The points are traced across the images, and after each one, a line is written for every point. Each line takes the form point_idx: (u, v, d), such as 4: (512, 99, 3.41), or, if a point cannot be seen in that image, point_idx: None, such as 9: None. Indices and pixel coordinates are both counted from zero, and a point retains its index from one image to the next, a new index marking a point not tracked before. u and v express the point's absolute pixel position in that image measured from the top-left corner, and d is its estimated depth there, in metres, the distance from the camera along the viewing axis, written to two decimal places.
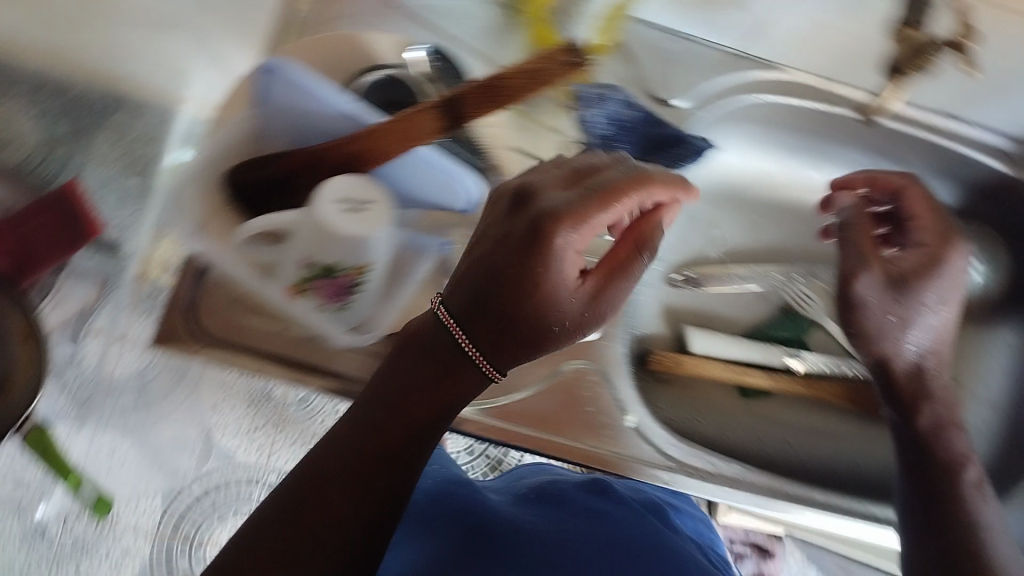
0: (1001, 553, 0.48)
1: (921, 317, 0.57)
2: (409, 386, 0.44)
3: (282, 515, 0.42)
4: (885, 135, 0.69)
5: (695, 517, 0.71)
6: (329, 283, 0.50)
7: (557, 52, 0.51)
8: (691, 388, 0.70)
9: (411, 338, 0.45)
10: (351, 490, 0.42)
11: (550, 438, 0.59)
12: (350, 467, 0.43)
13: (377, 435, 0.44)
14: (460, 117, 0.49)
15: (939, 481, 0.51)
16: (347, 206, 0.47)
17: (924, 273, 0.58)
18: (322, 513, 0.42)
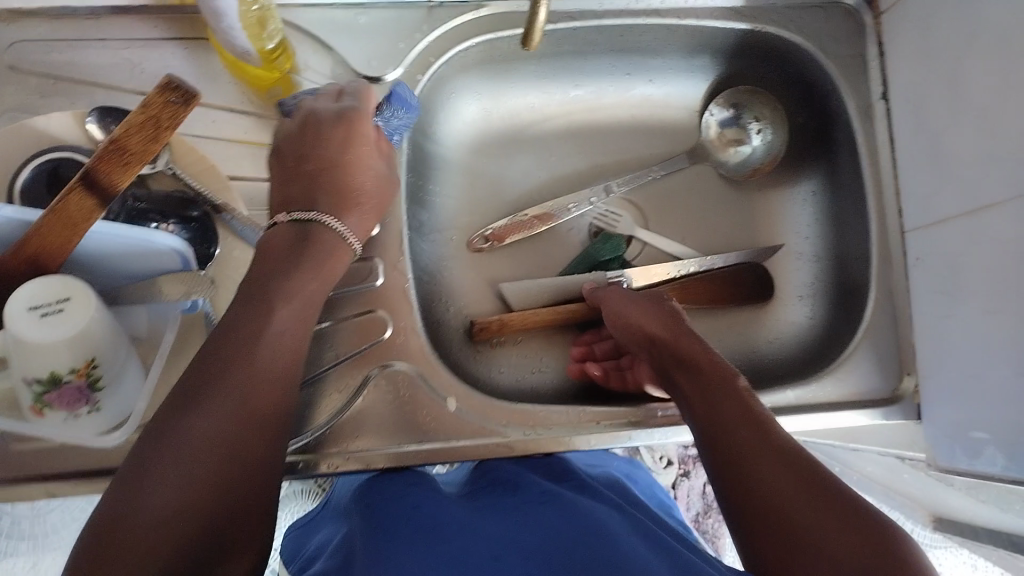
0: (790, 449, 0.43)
1: (649, 320, 0.56)
2: (272, 280, 0.47)
3: (201, 417, 0.40)
4: (621, 34, 0.67)
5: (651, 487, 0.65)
6: (71, 394, 0.45)
7: (156, 92, 0.43)
8: (531, 340, 0.69)
9: (269, 248, 0.49)
10: (257, 404, 0.42)
11: (397, 450, 0.56)
12: (253, 376, 0.43)
13: (272, 336, 0.44)
14: (103, 164, 0.42)
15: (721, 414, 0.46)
16: (42, 311, 0.43)
17: (635, 308, 0.57)
18: (237, 429, 0.41)
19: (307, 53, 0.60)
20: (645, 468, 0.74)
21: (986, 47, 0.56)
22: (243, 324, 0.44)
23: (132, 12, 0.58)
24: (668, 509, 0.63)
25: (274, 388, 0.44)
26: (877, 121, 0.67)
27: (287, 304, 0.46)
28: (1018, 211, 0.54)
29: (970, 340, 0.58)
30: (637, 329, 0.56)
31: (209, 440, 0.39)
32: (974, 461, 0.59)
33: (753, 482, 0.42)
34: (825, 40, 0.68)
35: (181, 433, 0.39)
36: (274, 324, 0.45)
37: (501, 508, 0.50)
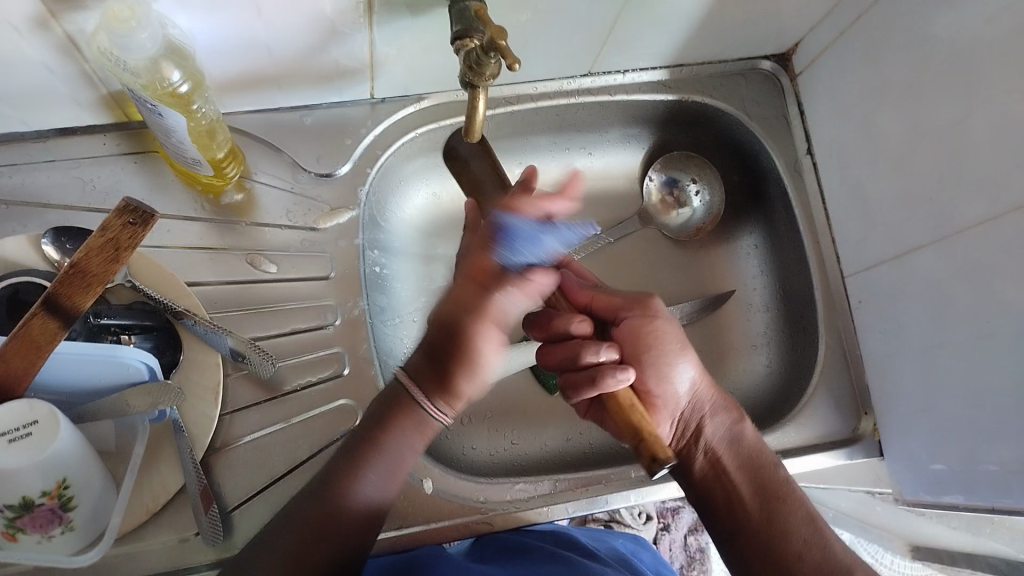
0: (837, 558, 0.48)
1: (674, 366, 0.54)
2: (382, 429, 0.48)
3: (268, 552, 0.44)
4: (558, 114, 0.70)
5: (646, 553, 0.65)
6: (46, 517, 0.45)
7: (116, 215, 0.44)
8: (500, 413, 0.70)
9: (386, 400, 0.50)
10: (326, 534, 0.45)
11: (379, 538, 0.56)
12: (330, 503, 0.46)
13: (384, 453, 0.48)
14: (63, 289, 0.44)
15: (772, 521, 0.50)
16: (9, 437, 0.43)
17: (658, 339, 0.54)
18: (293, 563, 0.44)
19: (257, 158, 0.62)
20: (650, 545, 0.70)
21: (894, 102, 0.61)
22: (365, 443, 0.48)
23: (79, 132, 0.59)
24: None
25: (349, 520, 0.46)
26: (805, 174, 0.72)
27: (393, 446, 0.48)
28: (945, 251, 0.58)
29: (917, 375, 0.61)
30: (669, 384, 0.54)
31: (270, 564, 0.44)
32: (937, 494, 0.61)
33: None
34: (748, 104, 0.73)
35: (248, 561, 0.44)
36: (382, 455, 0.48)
37: (523, 571, 0.51)
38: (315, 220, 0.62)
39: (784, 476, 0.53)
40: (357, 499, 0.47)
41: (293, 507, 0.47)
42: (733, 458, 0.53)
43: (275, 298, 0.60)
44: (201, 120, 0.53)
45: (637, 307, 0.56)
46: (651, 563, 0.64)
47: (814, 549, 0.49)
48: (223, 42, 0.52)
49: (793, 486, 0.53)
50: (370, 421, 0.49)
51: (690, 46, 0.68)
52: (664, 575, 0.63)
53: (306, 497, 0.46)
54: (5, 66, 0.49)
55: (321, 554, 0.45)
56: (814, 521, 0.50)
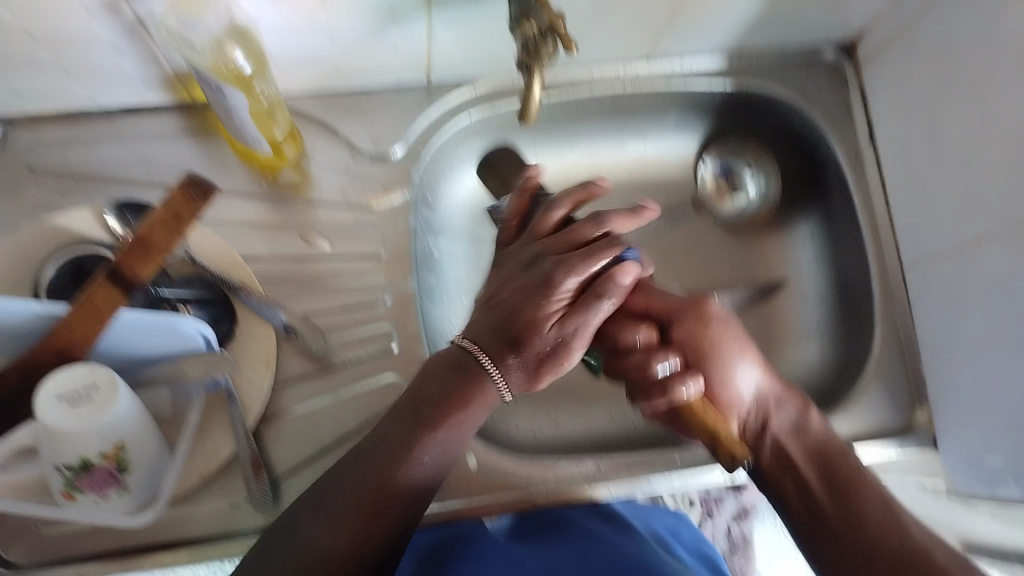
0: (917, 533, 0.48)
1: (733, 364, 0.53)
2: (435, 396, 0.48)
3: (327, 517, 0.44)
4: (613, 100, 0.70)
5: (690, 532, 0.65)
6: (103, 478, 0.47)
7: (178, 189, 0.47)
8: (545, 395, 0.70)
9: (432, 372, 0.49)
10: (384, 503, 0.45)
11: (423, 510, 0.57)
12: (391, 484, 0.45)
13: (427, 447, 0.47)
14: (129, 260, 0.46)
15: (848, 511, 0.49)
16: (70, 401, 0.45)
17: (715, 338, 0.53)
18: (352, 530, 0.44)
19: (312, 138, 0.63)
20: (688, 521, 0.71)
21: (961, 92, 0.59)
22: (403, 428, 0.47)
23: (143, 110, 0.61)
24: (716, 562, 0.62)
25: (405, 493, 0.46)
26: (866, 164, 0.70)
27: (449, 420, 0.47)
28: (1008, 245, 0.56)
29: (975, 371, 0.60)
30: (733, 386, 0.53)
31: (330, 530, 0.44)
32: (991, 489, 0.60)
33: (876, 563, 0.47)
34: (808, 92, 0.71)
35: (309, 524, 0.44)
36: (428, 438, 0.47)
37: (556, 552, 0.53)
38: (369, 200, 0.63)
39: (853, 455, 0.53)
40: (411, 474, 0.46)
41: (349, 471, 0.46)
42: (800, 447, 0.53)
43: (327, 275, 0.61)
44: (262, 101, 0.53)
45: (686, 305, 0.54)
46: (690, 539, 0.64)
47: (897, 530, 0.47)
48: (282, 25, 0.53)
49: (862, 467, 0.52)
50: (411, 409, 0.48)
51: (748, 33, 0.67)
52: (705, 554, 0.62)
53: (370, 459, 0.46)
54: (73, 46, 0.51)
55: (385, 518, 0.45)
56: (885, 497, 0.49)
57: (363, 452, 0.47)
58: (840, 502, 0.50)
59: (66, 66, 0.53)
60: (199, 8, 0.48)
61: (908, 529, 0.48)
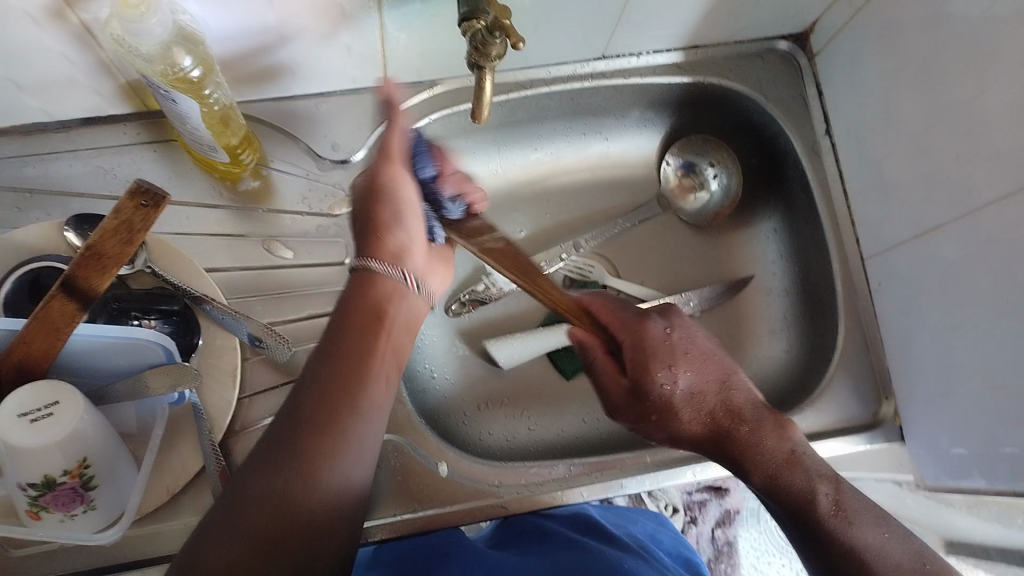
0: (872, 551, 0.46)
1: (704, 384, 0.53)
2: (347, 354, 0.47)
3: (243, 508, 0.39)
4: (573, 99, 0.70)
5: (669, 535, 0.65)
6: (67, 496, 0.46)
7: (128, 197, 0.45)
8: (517, 399, 0.70)
9: (346, 325, 0.49)
10: (294, 523, 0.40)
11: (396, 519, 0.57)
12: (311, 479, 0.41)
13: (355, 440, 0.45)
14: (79, 271, 0.45)
15: (809, 537, 0.47)
16: (30, 418, 0.44)
17: (646, 358, 0.52)
18: (263, 553, 0.38)
19: (273, 146, 0.63)
20: (672, 526, 0.71)
21: (911, 81, 0.60)
22: (329, 388, 0.45)
23: (99, 121, 0.60)
24: (697, 566, 0.61)
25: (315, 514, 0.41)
26: (825, 156, 0.71)
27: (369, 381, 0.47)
28: (964, 230, 0.57)
29: (938, 356, 0.61)
30: (674, 417, 0.52)
31: (250, 522, 0.39)
32: (957, 478, 0.60)
33: None
34: (765, 86, 0.72)
35: (223, 527, 0.39)
36: (352, 418, 0.45)
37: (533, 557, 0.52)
38: (331, 206, 0.63)
39: (809, 467, 0.49)
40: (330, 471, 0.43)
41: (266, 462, 0.41)
42: (787, 481, 0.49)
43: (292, 284, 0.60)
44: (216, 107, 0.54)
45: (622, 339, 0.54)
46: (671, 544, 0.63)
47: (855, 555, 0.46)
48: (234, 30, 0.52)
49: (815, 484, 0.48)
50: (338, 369, 0.46)
51: (703, 29, 0.68)
52: (686, 557, 0.62)
53: (280, 422, 0.44)
54: (24, 57, 0.50)
55: (283, 553, 0.39)
56: (836, 520, 0.47)
57: (290, 427, 0.43)
58: (801, 530, 0.48)
59: (16, 78, 0.52)
60: (141, 13, 0.44)
61: (862, 550, 0.46)
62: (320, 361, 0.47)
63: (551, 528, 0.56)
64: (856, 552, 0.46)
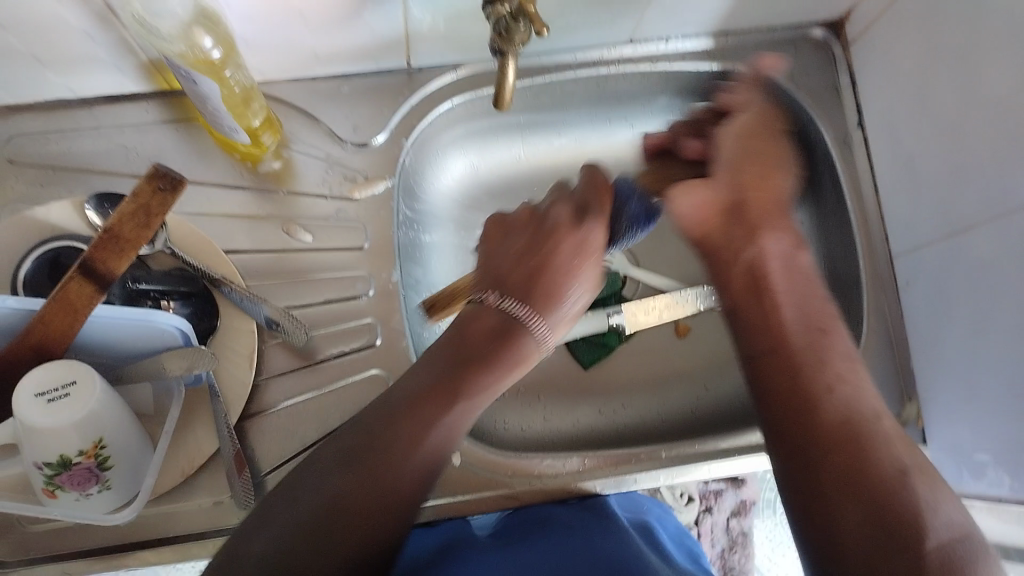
0: (890, 486, 0.42)
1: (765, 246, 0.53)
2: (481, 346, 0.46)
3: (341, 470, 0.42)
4: (599, 85, 0.69)
5: (675, 526, 0.64)
6: (82, 475, 0.46)
7: (145, 181, 0.46)
8: (533, 387, 0.70)
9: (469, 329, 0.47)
10: (386, 499, 0.41)
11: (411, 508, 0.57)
12: (417, 435, 0.43)
13: (453, 418, 0.44)
14: (98, 253, 0.45)
15: (794, 395, 0.46)
16: (47, 397, 0.44)
17: (764, 169, 0.57)
18: (369, 489, 0.41)
19: (295, 127, 0.62)
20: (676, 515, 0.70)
21: (949, 74, 0.59)
22: (472, 351, 0.46)
23: (121, 98, 0.60)
24: (701, 555, 0.61)
25: (414, 487, 0.42)
26: (855, 148, 0.69)
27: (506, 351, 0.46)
28: (998, 230, 0.55)
29: (963, 358, 0.59)
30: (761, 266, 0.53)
31: (345, 485, 0.41)
32: (978, 481, 0.59)
33: (836, 473, 0.42)
34: (797, 74, 0.70)
35: (320, 489, 0.41)
36: (448, 413, 0.44)
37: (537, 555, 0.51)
38: (351, 190, 0.62)
39: (844, 362, 0.47)
40: (427, 439, 0.43)
41: (364, 418, 0.44)
42: (840, 363, 0.47)
43: (310, 268, 0.60)
44: (235, 88, 0.53)
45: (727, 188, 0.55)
46: (675, 531, 0.63)
47: (841, 429, 0.44)
48: (253, 10, 0.52)
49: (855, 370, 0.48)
50: (457, 338, 0.47)
51: (736, 14, 0.66)
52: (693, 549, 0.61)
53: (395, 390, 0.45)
54: (46, 33, 0.50)
55: (393, 506, 0.42)
56: (844, 396, 0.46)
57: (405, 396, 0.45)
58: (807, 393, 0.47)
59: (36, 52, 0.52)
60: None
61: (873, 442, 0.43)
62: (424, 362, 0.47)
63: (557, 523, 0.56)
64: (869, 445, 0.43)
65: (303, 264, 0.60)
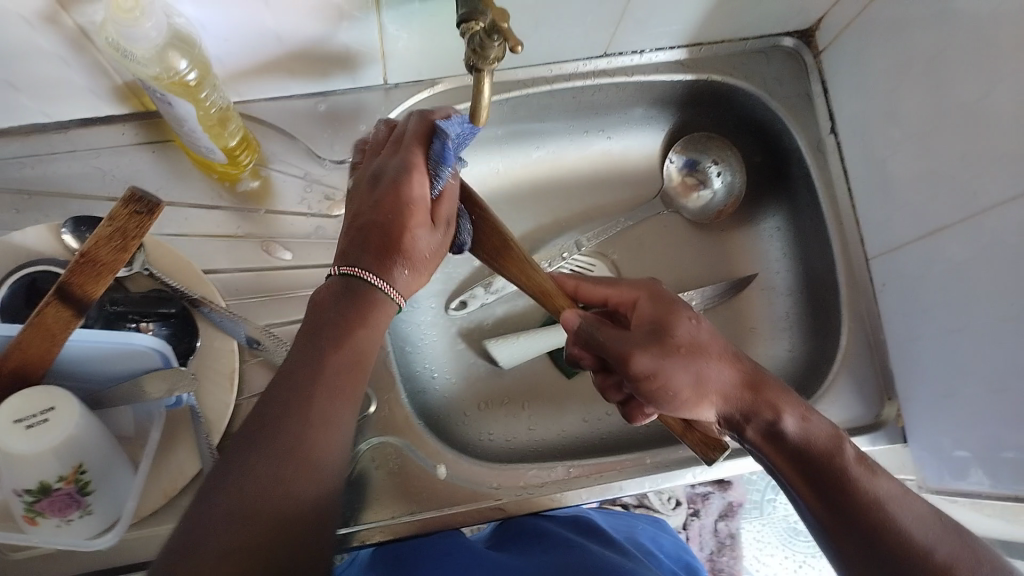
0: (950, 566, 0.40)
1: (778, 405, 0.47)
2: (322, 338, 0.42)
3: (228, 492, 0.37)
4: (574, 97, 0.70)
5: (670, 540, 0.64)
6: (63, 501, 0.45)
7: (122, 205, 0.44)
8: (518, 397, 0.70)
9: (319, 304, 0.43)
10: (299, 518, 0.38)
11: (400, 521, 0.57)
12: (311, 453, 0.39)
13: (331, 424, 0.40)
14: (72, 279, 0.45)
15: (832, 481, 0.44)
16: (26, 423, 0.43)
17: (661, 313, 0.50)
18: (264, 533, 0.36)
19: (273, 146, 0.62)
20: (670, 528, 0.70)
21: (917, 81, 0.60)
22: (321, 366, 0.41)
23: (96, 120, 0.60)
24: (698, 570, 0.61)
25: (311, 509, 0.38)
26: (829, 153, 0.70)
27: (353, 390, 0.42)
28: (967, 232, 0.56)
29: (940, 359, 0.60)
30: (786, 440, 0.46)
31: (265, 480, 0.37)
32: (960, 478, 0.59)
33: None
34: (770, 83, 0.71)
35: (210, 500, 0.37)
36: (322, 398, 0.40)
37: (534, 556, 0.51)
38: (329, 208, 0.62)
39: (858, 455, 0.45)
40: (310, 470, 0.39)
41: (248, 450, 0.38)
42: (807, 450, 0.45)
43: (291, 284, 0.60)
44: (211, 109, 0.53)
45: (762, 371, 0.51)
46: (672, 546, 0.63)
47: (876, 514, 0.42)
48: (227, 30, 0.52)
49: (840, 437, 0.46)
50: (314, 341, 0.42)
51: (708, 25, 0.67)
52: (686, 561, 0.61)
53: (267, 397, 0.41)
54: (19, 59, 0.49)
55: (295, 544, 0.37)
56: (881, 492, 0.43)
57: (261, 426, 0.39)
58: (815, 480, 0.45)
59: (8, 77, 0.51)
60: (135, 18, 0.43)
61: (890, 513, 0.42)
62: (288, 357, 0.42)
63: (553, 529, 0.56)
64: (885, 517, 0.42)
65: (283, 282, 0.60)
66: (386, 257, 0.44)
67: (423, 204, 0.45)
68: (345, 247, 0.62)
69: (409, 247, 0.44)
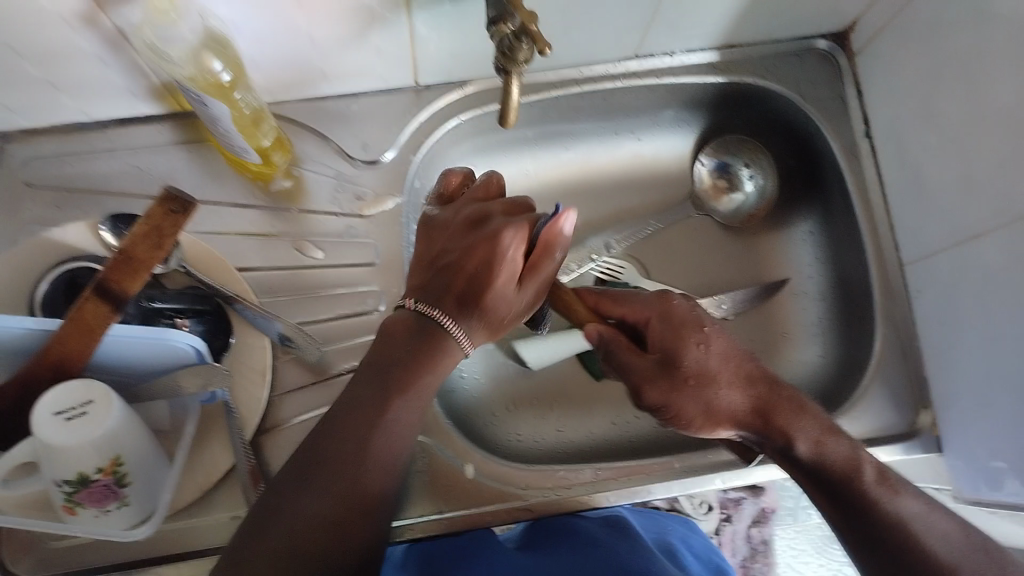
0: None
1: (797, 430, 0.49)
2: (386, 367, 0.46)
3: (308, 494, 0.42)
4: (604, 98, 0.70)
5: (701, 543, 0.63)
6: (102, 492, 0.46)
7: (156, 205, 0.49)
8: (547, 398, 0.70)
9: (392, 335, 0.48)
10: (360, 500, 0.43)
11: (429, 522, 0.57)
12: (369, 457, 0.44)
13: (386, 432, 0.45)
14: (111, 275, 0.47)
15: (849, 506, 0.47)
16: (66, 416, 0.44)
17: (669, 338, 0.51)
18: (330, 526, 0.42)
19: (305, 147, 0.63)
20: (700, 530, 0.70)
21: (954, 82, 0.59)
22: (388, 385, 0.46)
23: (134, 120, 0.61)
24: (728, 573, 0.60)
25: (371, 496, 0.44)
26: (863, 156, 0.70)
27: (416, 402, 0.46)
28: (1005, 236, 0.55)
29: (976, 366, 0.59)
30: (801, 462, 0.49)
31: (327, 496, 0.42)
32: (995, 490, 0.59)
33: None
34: (803, 85, 0.71)
35: (295, 502, 0.42)
36: (392, 410, 0.45)
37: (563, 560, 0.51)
38: (360, 207, 0.63)
39: (874, 471, 0.48)
40: (367, 473, 0.44)
41: (314, 449, 0.44)
42: (825, 472, 0.48)
43: (321, 283, 0.61)
44: (245, 110, 0.54)
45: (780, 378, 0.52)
46: (702, 549, 0.62)
47: (892, 533, 0.45)
48: (262, 31, 0.53)
49: (858, 456, 0.48)
50: (377, 373, 0.46)
51: (740, 26, 0.67)
52: (716, 564, 0.61)
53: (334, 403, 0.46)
54: (60, 60, 0.51)
55: (353, 529, 0.43)
56: (901, 513, 0.46)
57: (325, 442, 0.44)
58: (833, 498, 0.48)
59: (50, 77, 0.53)
60: None
61: (905, 525, 0.45)
62: (361, 374, 0.47)
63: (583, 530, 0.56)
64: (898, 528, 0.45)
65: (314, 280, 0.61)
66: (456, 293, 0.48)
67: (513, 264, 0.48)
68: (376, 246, 0.63)
69: (490, 297, 0.48)
